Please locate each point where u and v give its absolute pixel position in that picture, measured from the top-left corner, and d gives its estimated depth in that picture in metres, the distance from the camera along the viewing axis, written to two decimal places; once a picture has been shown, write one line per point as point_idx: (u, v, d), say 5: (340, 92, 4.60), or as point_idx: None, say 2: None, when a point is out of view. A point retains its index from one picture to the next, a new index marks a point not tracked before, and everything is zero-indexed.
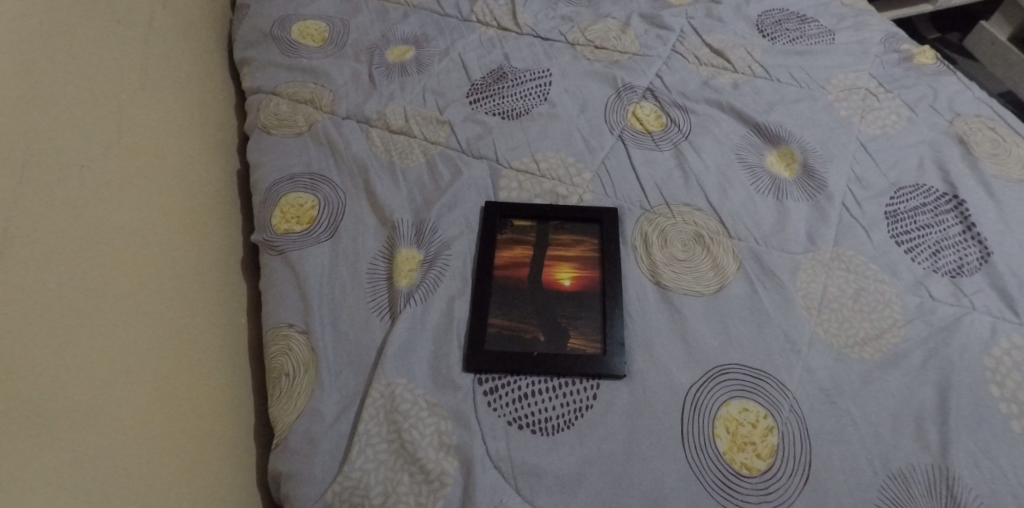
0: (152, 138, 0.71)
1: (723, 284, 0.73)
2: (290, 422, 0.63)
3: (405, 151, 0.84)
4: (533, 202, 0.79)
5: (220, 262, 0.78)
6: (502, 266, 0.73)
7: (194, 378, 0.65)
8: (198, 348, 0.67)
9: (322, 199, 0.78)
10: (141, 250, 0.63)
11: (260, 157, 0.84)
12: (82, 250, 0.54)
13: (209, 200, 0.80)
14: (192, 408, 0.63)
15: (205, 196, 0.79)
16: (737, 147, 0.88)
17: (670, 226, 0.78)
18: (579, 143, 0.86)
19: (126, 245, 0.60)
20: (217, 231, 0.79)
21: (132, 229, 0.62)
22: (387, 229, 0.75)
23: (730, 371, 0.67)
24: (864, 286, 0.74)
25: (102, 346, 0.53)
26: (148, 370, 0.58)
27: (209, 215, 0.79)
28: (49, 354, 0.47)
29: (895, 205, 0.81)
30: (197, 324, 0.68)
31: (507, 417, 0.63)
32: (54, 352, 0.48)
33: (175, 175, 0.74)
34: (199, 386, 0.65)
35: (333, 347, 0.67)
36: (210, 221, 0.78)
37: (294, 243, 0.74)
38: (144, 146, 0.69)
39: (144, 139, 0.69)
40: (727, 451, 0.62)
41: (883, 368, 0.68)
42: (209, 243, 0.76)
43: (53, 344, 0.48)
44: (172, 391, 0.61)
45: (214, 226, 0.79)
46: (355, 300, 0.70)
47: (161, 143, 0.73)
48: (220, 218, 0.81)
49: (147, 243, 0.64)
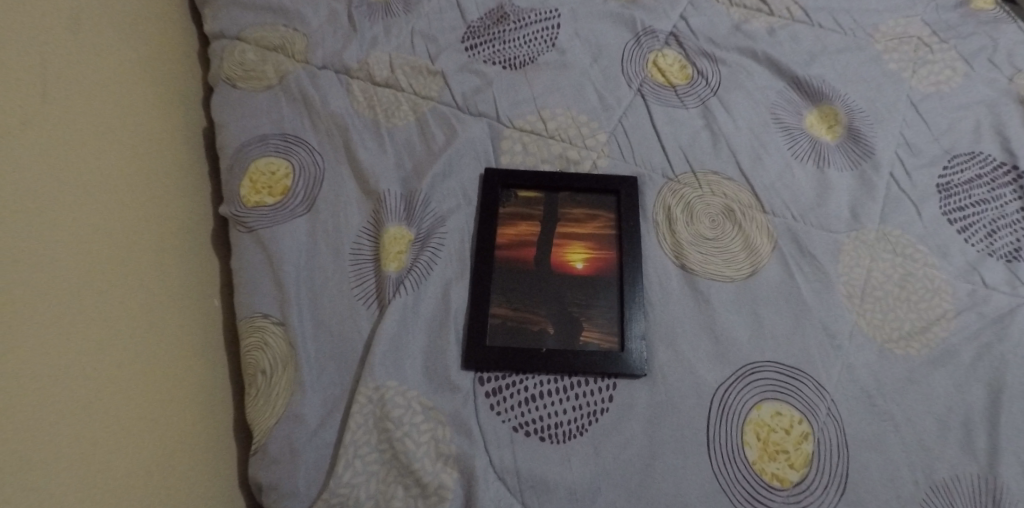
0: (84, 98, 0.58)
1: (756, 268, 0.65)
2: (267, 430, 0.55)
3: (391, 107, 0.72)
4: (540, 170, 0.69)
5: (184, 238, 0.68)
6: (505, 246, 0.64)
7: (152, 388, 0.55)
8: (157, 351, 0.57)
9: (298, 165, 0.68)
10: (76, 242, 0.52)
11: (225, 113, 0.72)
12: (44, 227, 0.49)
13: (166, 166, 0.69)
14: (152, 423, 0.54)
15: (161, 162, 0.68)
16: (773, 105, 0.77)
17: (697, 199, 0.69)
18: (592, 99, 0.75)
19: (66, 227, 0.51)
20: (179, 202, 0.69)
21: (63, 217, 0.51)
22: (373, 202, 0.65)
23: (761, 370, 0.60)
24: (911, 271, 0.66)
25: (31, 369, 0.43)
26: (91, 389, 0.48)
27: (167, 185, 0.68)
28: (15, 341, 0.43)
29: (949, 177, 0.72)
30: (155, 322, 0.58)
31: (513, 423, 0.56)
32: (21, 339, 0.43)
33: (117, 142, 0.61)
34: (159, 397, 0.56)
35: (314, 342, 0.59)
36: (167, 192, 0.67)
37: (266, 218, 0.64)
38: (74, 110, 0.56)
39: (73, 101, 0.57)
40: (758, 460, 0.56)
41: (929, 365, 0.61)
42: (167, 218, 0.66)
43: (19, 332, 0.43)
44: (128, 405, 0.52)
45: (174, 198, 0.68)
46: (336, 288, 0.61)
47: (96, 104, 0.60)
48: (182, 185, 0.70)
49: (84, 232, 0.53)
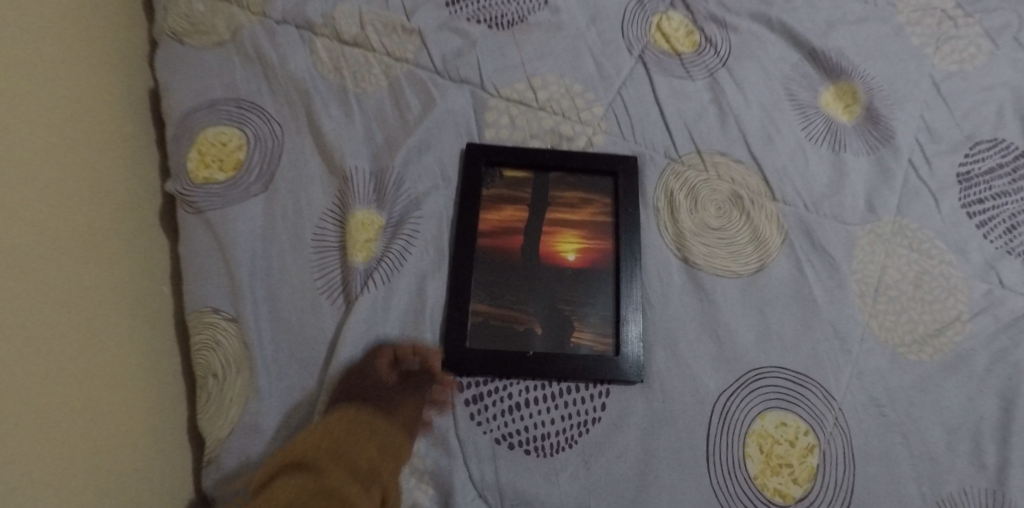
0: (36, 35, 0.49)
1: (764, 264, 0.59)
2: (222, 442, 0.50)
3: (361, 70, 0.63)
4: (529, 147, 0.62)
5: (133, 209, 0.57)
6: (488, 234, 0.57)
7: (92, 397, 0.46)
8: (97, 351, 0.48)
9: (253, 135, 0.59)
10: (16, 229, 0.42)
11: (171, 73, 0.62)
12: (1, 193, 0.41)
13: (110, 119, 0.57)
14: (91, 439, 0.45)
15: (104, 113, 0.56)
16: (786, 79, 0.70)
17: (702, 183, 0.63)
18: (589, 65, 0.67)
19: (25, 190, 0.43)
20: (124, 165, 0.57)
21: (16, 200, 0.42)
22: (339, 182, 0.58)
23: (767, 376, 0.55)
24: (927, 269, 0.61)
25: None
26: (22, 415, 0.39)
27: (111, 142, 0.56)
28: None
29: (969, 166, 0.67)
30: (115, 304, 0.51)
31: (495, 434, 0.51)
32: None
33: (53, 92, 0.49)
34: (98, 408, 0.46)
35: (271, 341, 0.53)
36: (112, 151, 0.56)
37: (216, 198, 0.57)
38: (26, 64, 0.47)
39: (28, 34, 0.48)
40: (759, 474, 0.52)
41: (942, 371, 0.57)
42: (111, 185, 0.54)
43: None
44: (89, 393, 0.46)
45: (119, 158, 0.56)
46: (297, 279, 0.54)
47: (44, 51, 0.49)
48: (130, 145, 0.59)
49: (25, 215, 0.43)
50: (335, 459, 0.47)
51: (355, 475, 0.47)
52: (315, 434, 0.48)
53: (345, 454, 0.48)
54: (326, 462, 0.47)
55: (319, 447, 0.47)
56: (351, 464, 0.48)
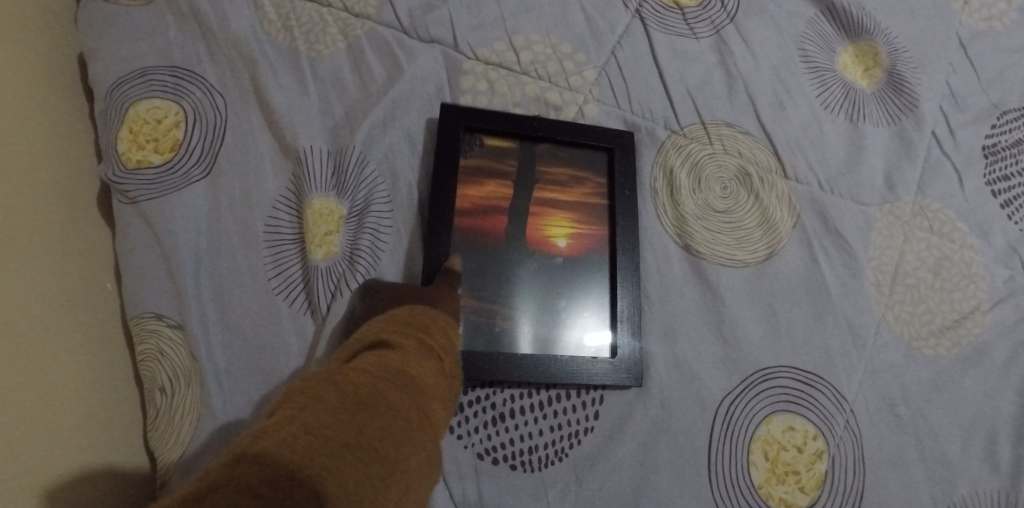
0: None
1: (774, 251, 0.54)
2: (173, 462, 0.45)
3: (314, 28, 0.55)
4: (513, 112, 0.54)
5: (60, 184, 0.47)
6: (466, 212, 0.50)
7: (22, 395, 0.38)
8: (33, 344, 0.40)
9: (191, 109, 0.51)
10: None
11: (94, 30, 0.52)
12: None
13: (27, 72, 0.47)
14: (33, 420, 0.38)
15: (14, 61, 0.45)
16: (800, 37, 0.61)
17: (705, 158, 0.56)
18: (579, 21, 0.58)
19: None
20: (48, 131, 0.47)
21: None
22: (291, 164, 0.51)
23: (775, 377, 0.50)
24: (948, 254, 0.56)
25: None
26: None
27: (28, 100, 0.46)
28: None
29: (996, 138, 0.60)
30: (54, 272, 0.44)
31: (477, 448, 0.47)
32: None
33: None
34: (30, 408, 0.38)
35: (223, 351, 0.47)
36: (35, 113, 0.46)
37: (152, 184, 0.49)
38: None
39: None
40: (764, 483, 0.48)
41: (959, 367, 0.53)
42: (33, 149, 0.45)
43: None
44: (36, 364, 0.39)
45: (43, 121, 0.47)
46: (249, 278, 0.48)
47: None
48: (52, 110, 0.48)
49: None
50: (417, 336, 0.36)
51: (431, 351, 0.35)
52: (383, 319, 0.37)
53: (422, 331, 0.36)
54: (403, 339, 0.34)
55: (392, 325, 0.36)
56: (429, 340, 0.36)
